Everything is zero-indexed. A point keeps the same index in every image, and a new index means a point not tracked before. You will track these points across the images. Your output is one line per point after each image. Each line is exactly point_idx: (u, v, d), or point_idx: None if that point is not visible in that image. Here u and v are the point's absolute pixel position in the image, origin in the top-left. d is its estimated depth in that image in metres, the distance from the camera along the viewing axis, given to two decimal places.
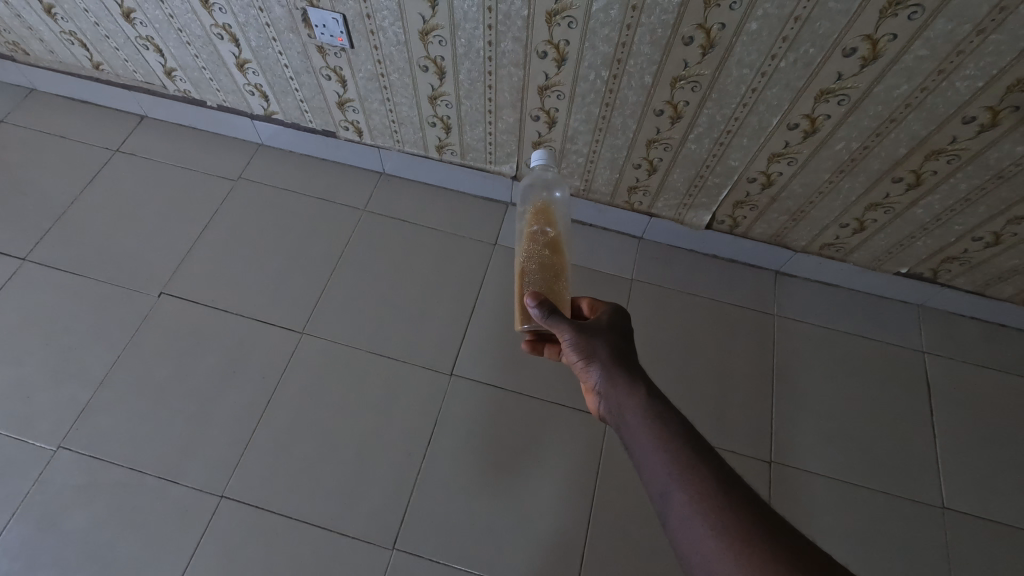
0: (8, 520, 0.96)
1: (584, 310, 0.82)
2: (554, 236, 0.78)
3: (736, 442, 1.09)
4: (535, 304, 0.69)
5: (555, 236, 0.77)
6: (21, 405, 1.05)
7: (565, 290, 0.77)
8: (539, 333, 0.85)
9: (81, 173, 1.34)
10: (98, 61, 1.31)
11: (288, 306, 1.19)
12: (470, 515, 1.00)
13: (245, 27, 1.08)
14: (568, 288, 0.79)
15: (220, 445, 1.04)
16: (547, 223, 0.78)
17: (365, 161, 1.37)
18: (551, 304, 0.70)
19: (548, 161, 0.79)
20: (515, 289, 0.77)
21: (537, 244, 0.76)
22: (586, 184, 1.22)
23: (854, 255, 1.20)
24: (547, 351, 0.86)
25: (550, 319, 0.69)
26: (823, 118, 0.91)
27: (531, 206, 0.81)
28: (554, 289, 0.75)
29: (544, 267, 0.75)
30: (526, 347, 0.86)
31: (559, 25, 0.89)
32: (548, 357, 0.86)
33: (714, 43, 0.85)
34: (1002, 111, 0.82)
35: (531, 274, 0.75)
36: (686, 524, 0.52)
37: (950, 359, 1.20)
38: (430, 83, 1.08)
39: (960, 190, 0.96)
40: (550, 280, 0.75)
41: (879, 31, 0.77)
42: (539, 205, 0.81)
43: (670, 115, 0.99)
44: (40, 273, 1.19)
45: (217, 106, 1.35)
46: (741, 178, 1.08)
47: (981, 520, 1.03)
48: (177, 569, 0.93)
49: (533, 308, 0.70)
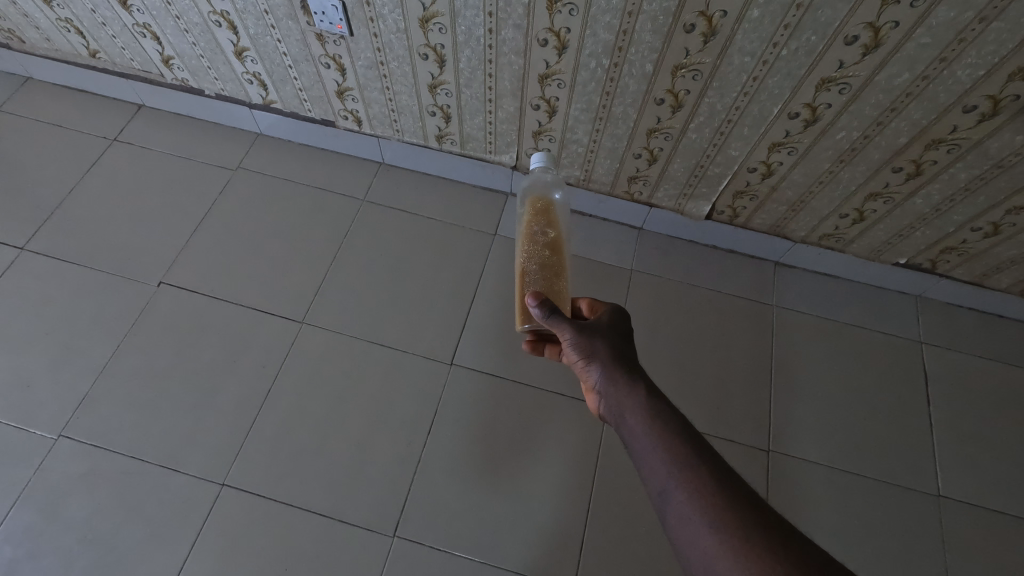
0: (9, 509, 0.96)
1: (583, 311, 0.82)
2: (555, 236, 0.78)
3: (735, 430, 1.09)
4: (536, 304, 0.70)
5: (556, 237, 0.77)
6: (22, 394, 1.05)
7: (566, 291, 0.77)
8: (540, 334, 0.85)
9: (79, 162, 1.33)
10: (95, 49, 1.30)
11: (288, 295, 1.19)
12: (470, 503, 1.01)
13: (243, 13, 1.07)
14: (569, 288, 0.78)
15: (222, 433, 1.04)
16: (548, 224, 0.78)
17: (364, 150, 1.37)
18: (552, 304, 0.70)
19: (548, 164, 0.80)
20: (516, 289, 0.77)
21: (538, 245, 0.77)
22: (586, 174, 1.22)
23: (853, 246, 1.20)
24: (547, 351, 0.86)
25: (551, 318, 0.69)
26: (824, 107, 0.91)
27: (532, 207, 0.81)
28: (554, 289, 0.75)
29: (545, 267, 0.75)
30: (527, 347, 0.86)
31: (560, 12, 0.89)
32: (549, 357, 0.86)
33: (715, 30, 0.85)
34: (1003, 100, 0.82)
35: (532, 274, 0.75)
36: (685, 521, 0.52)
37: (948, 349, 1.21)
38: (430, 71, 1.08)
39: (960, 180, 0.97)
40: (550, 280, 0.75)
41: (881, 18, 0.77)
42: (539, 205, 0.81)
43: (671, 104, 0.99)
44: (39, 262, 1.19)
45: (215, 95, 1.34)
46: (741, 168, 1.08)
47: (976, 509, 1.04)
48: (179, 556, 0.94)
49: (533, 308, 0.70)
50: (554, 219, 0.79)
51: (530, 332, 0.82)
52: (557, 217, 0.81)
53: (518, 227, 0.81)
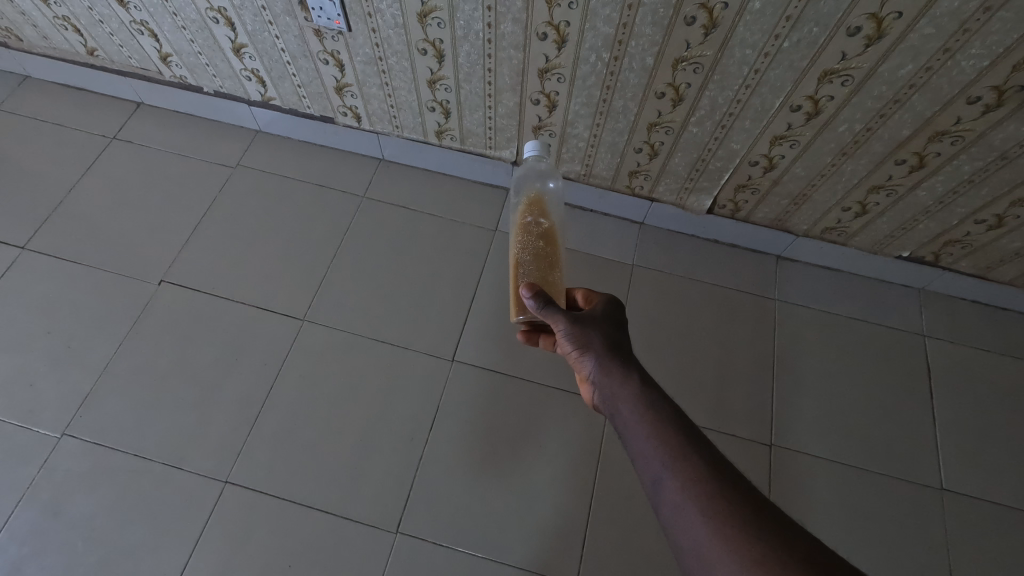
0: (14, 508, 0.97)
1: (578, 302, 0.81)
2: (548, 227, 0.77)
3: (737, 425, 1.09)
4: (531, 295, 0.69)
5: (549, 228, 0.77)
6: (24, 393, 1.06)
7: (560, 282, 0.77)
8: (535, 325, 0.84)
9: (79, 161, 1.33)
10: (92, 47, 1.30)
11: (288, 293, 1.19)
12: (472, 499, 1.01)
13: (240, 10, 1.06)
14: (564, 279, 0.78)
15: (224, 431, 1.04)
16: (541, 214, 0.78)
17: (364, 147, 1.36)
18: (546, 295, 0.70)
19: (541, 152, 0.80)
20: (510, 280, 0.77)
21: (531, 236, 0.76)
22: (587, 169, 1.21)
23: (856, 239, 1.19)
24: (542, 342, 0.86)
25: (544, 309, 0.69)
26: (826, 99, 0.90)
27: (525, 198, 0.80)
28: (548, 280, 0.75)
29: (539, 258, 0.75)
30: (522, 338, 0.86)
31: (559, 5, 0.88)
32: (544, 348, 0.86)
33: (716, 23, 0.84)
34: (1007, 90, 0.82)
35: (526, 264, 0.75)
36: (678, 510, 0.52)
37: (951, 342, 1.20)
38: (429, 67, 1.07)
39: (964, 172, 0.96)
40: (544, 271, 0.75)
41: (884, 9, 0.76)
42: (532, 196, 0.80)
43: (672, 97, 0.98)
44: (40, 261, 1.19)
45: (213, 92, 1.34)
46: (743, 162, 1.07)
47: (978, 502, 1.04)
48: (184, 553, 0.95)
49: (528, 299, 0.69)
50: (547, 210, 0.79)
51: (525, 324, 0.82)
52: (550, 208, 0.80)
53: (512, 218, 0.81)
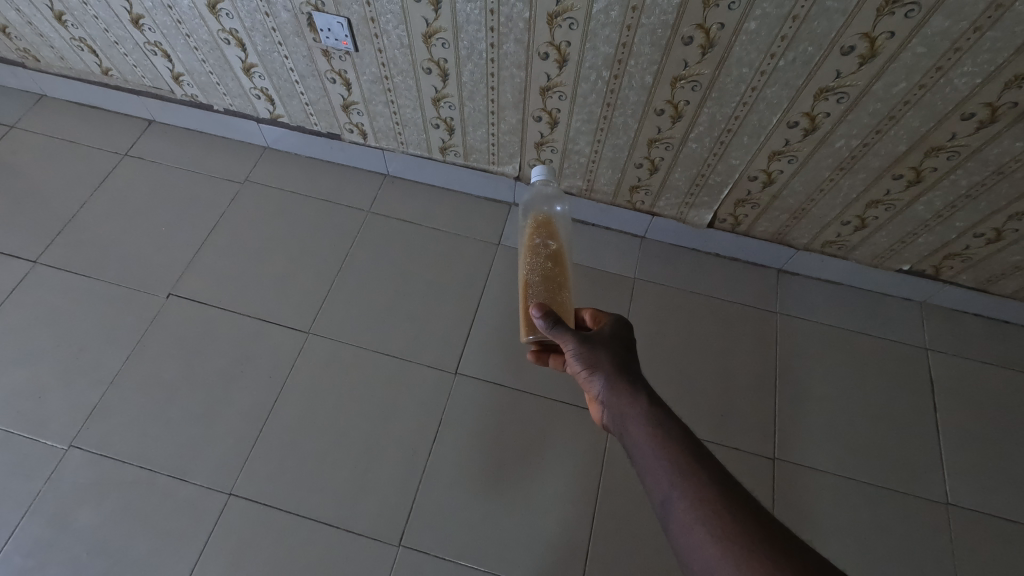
0: (19, 520, 0.97)
1: (587, 321, 0.82)
2: (557, 248, 0.79)
3: (740, 438, 1.09)
4: (541, 316, 0.71)
5: (558, 249, 0.78)
6: (33, 406, 1.07)
7: (569, 302, 0.78)
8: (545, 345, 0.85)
9: (91, 177, 1.36)
10: (107, 67, 1.34)
11: (294, 307, 1.21)
12: (475, 512, 1.01)
13: (251, 31, 1.10)
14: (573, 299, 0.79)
15: (229, 443, 1.05)
16: (550, 236, 0.79)
17: (369, 163, 1.39)
18: (556, 316, 0.71)
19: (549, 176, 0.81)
20: (520, 301, 0.78)
21: (540, 257, 0.78)
22: (589, 184, 1.23)
23: (856, 252, 1.20)
24: (552, 361, 0.87)
25: (555, 329, 0.70)
26: (822, 116, 0.92)
27: (533, 220, 0.82)
28: (558, 301, 0.76)
29: (547, 279, 0.77)
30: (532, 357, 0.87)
31: (560, 26, 0.91)
32: (553, 367, 0.87)
33: (713, 42, 0.86)
34: (1000, 107, 0.83)
35: (535, 286, 0.76)
36: (686, 528, 0.53)
37: (954, 356, 1.20)
38: (433, 85, 1.09)
39: (961, 186, 0.97)
40: (554, 292, 0.76)
41: (877, 29, 0.78)
42: (540, 217, 0.82)
43: (671, 114, 1.00)
44: (51, 275, 1.21)
45: (223, 110, 1.37)
46: (742, 177, 1.09)
47: (985, 516, 1.03)
48: (186, 565, 0.95)
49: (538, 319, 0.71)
50: (556, 232, 0.81)
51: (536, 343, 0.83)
52: (559, 229, 0.82)
53: (521, 239, 0.82)
